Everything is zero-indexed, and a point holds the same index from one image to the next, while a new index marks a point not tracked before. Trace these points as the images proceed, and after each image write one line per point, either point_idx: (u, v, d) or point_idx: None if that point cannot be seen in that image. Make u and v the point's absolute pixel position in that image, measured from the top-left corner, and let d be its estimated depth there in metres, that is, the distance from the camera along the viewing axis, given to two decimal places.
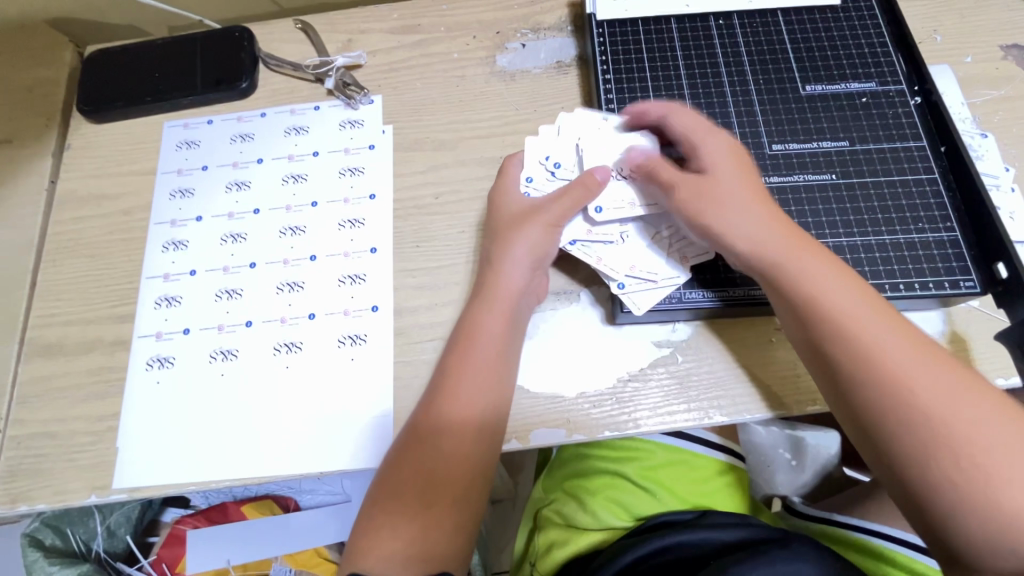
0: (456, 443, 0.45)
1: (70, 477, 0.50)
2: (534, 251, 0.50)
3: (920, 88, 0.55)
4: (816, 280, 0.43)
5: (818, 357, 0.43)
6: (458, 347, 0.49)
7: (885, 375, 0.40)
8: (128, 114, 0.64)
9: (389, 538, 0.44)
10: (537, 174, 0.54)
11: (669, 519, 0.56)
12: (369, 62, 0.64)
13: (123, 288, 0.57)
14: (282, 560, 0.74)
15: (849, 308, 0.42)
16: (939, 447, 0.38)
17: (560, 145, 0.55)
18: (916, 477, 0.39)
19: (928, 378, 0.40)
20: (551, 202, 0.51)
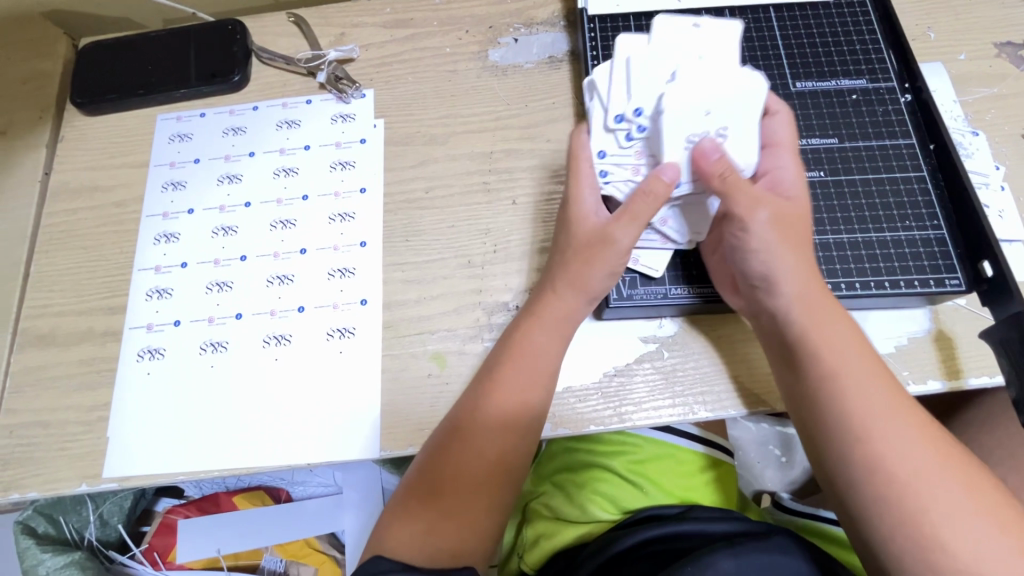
0: (494, 438, 0.46)
1: (61, 465, 0.51)
2: (598, 283, 0.48)
3: (911, 86, 0.55)
4: (817, 317, 0.45)
5: (796, 384, 0.45)
6: (506, 358, 0.48)
7: (850, 409, 0.42)
8: (121, 107, 0.64)
9: (417, 529, 0.44)
10: (609, 146, 0.49)
11: (654, 512, 0.56)
12: (361, 56, 0.65)
13: (115, 280, 0.58)
14: (272, 550, 0.76)
15: (840, 345, 0.44)
16: (884, 479, 0.40)
17: (639, 91, 0.47)
18: (863, 514, 0.41)
19: (897, 427, 0.41)
20: (620, 226, 0.47)
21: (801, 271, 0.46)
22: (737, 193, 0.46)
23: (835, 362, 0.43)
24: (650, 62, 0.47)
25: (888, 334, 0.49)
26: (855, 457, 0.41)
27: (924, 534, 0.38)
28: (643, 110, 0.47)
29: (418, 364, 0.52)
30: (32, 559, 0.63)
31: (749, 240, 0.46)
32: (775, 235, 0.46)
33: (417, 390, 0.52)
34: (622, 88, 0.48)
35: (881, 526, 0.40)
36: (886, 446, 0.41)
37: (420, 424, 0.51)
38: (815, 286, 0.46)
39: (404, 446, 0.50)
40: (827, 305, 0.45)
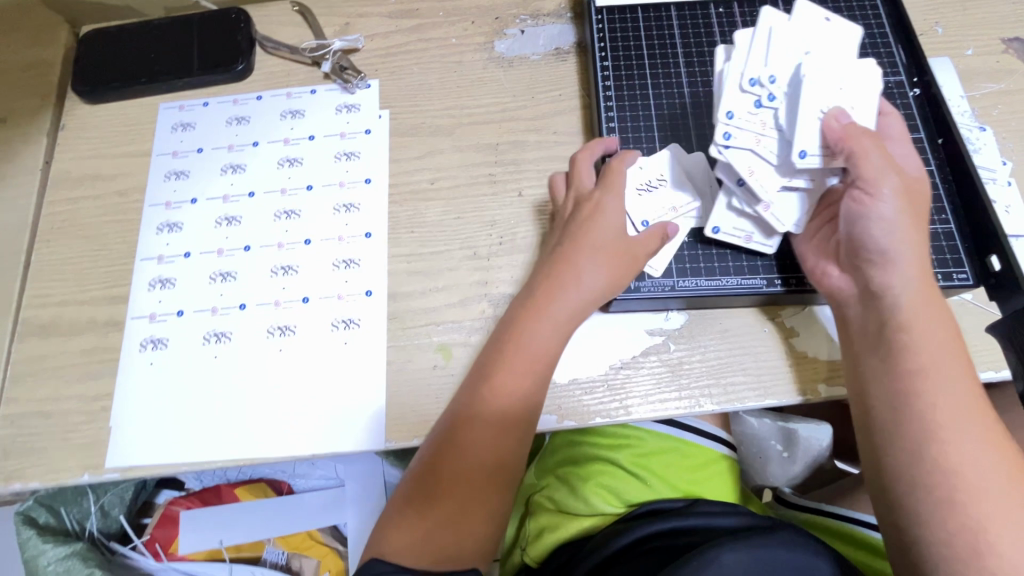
0: (488, 438, 0.45)
1: (63, 455, 0.51)
2: (609, 287, 0.49)
3: (919, 80, 0.55)
4: (920, 305, 0.42)
5: (878, 372, 0.42)
6: (505, 339, 0.47)
7: (938, 402, 0.39)
8: (123, 95, 0.63)
9: (414, 530, 0.44)
10: (738, 108, 0.47)
11: (659, 506, 0.56)
12: (366, 46, 0.64)
13: (117, 269, 0.57)
14: (273, 543, 0.75)
15: (942, 339, 0.41)
16: (946, 475, 0.38)
17: (777, 61, 0.47)
18: (908, 509, 0.39)
19: (979, 430, 0.39)
20: (641, 246, 0.49)
21: (912, 256, 0.42)
22: (871, 159, 0.43)
23: (936, 354, 0.41)
24: (789, 38, 0.48)
25: None
26: (930, 453, 0.39)
27: (979, 542, 0.37)
28: (778, 78, 0.47)
29: (423, 356, 0.52)
30: (33, 550, 0.63)
31: (865, 212, 0.43)
32: (897, 214, 0.43)
33: (423, 382, 0.51)
34: (757, 56, 0.48)
35: (928, 519, 0.38)
36: (962, 448, 0.38)
37: (426, 416, 0.50)
38: (923, 272, 0.43)
39: (409, 438, 0.50)
40: (929, 296, 0.42)
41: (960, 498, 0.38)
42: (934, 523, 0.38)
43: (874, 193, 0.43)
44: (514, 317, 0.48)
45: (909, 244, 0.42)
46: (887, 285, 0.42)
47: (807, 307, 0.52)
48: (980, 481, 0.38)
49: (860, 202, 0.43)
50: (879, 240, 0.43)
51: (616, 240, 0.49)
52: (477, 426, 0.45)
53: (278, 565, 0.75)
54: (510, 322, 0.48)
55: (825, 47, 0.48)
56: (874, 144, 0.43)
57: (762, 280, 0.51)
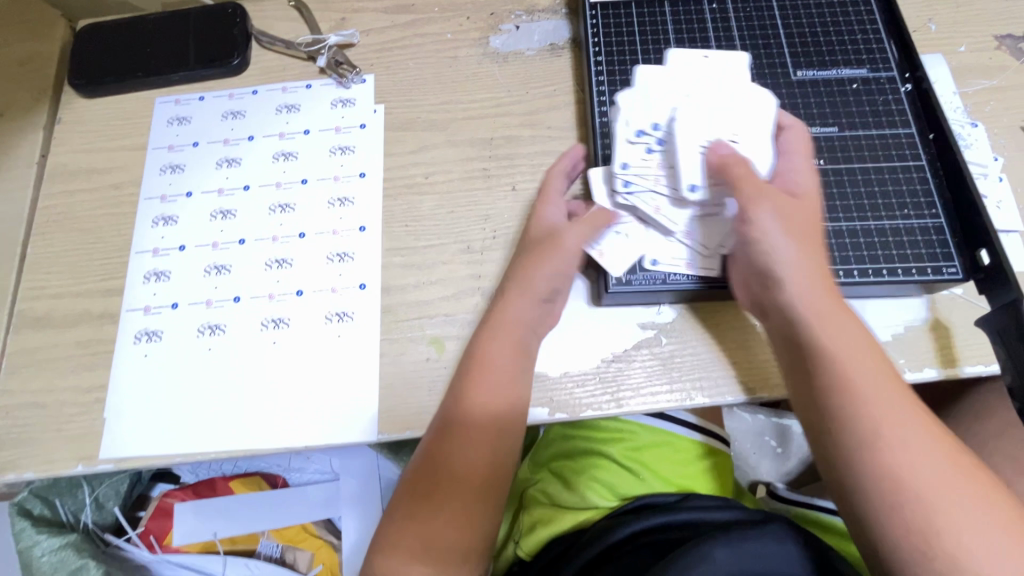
0: (473, 442, 0.46)
1: (57, 446, 0.51)
2: (552, 279, 0.49)
3: (911, 76, 0.55)
4: (826, 315, 0.44)
5: (806, 386, 0.44)
6: (466, 374, 0.48)
7: (858, 407, 0.41)
8: (119, 89, 0.64)
9: (411, 539, 0.45)
10: (633, 158, 0.51)
11: (652, 500, 0.56)
12: (361, 41, 0.64)
13: (112, 262, 0.57)
14: (268, 535, 0.76)
15: (853, 344, 0.43)
16: (883, 474, 0.40)
17: (655, 110, 0.52)
18: (866, 515, 0.40)
19: (906, 428, 0.41)
20: (572, 229, 0.50)
21: (809, 268, 0.45)
22: (748, 185, 0.47)
23: (848, 361, 0.43)
24: (666, 87, 0.53)
25: (881, 323, 0.50)
26: (867, 460, 0.41)
27: (931, 540, 0.38)
28: (658, 125, 0.52)
29: (416, 348, 0.52)
30: (27, 540, 0.62)
31: (757, 237, 0.46)
32: (783, 233, 0.46)
33: (415, 374, 0.52)
34: (640, 108, 0.53)
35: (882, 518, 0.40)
36: (893, 450, 0.40)
37: (418, 408, 0.51)
38: (820, 283, 0.45)
39: (401, 430, 0.50)
40: (833, 303, 0.45)
41: (907, 501, 0.39)
42: (892, 529, 0.39)
43: (759, 214, 0.46)
44: (476, 337, 0.49)
45: (800, 260, 0.45)
46: (791, 303, 0.45)
47: None
48: (920, 479, 0.39)
49: (751, 226, 0.46)
50: (777, 261, 0.45)
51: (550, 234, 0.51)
52: (463, 432, 0.46)
53: (272, 557, 0.75)
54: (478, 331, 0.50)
55: (702, 84, 0.53)
56: (748, 171, 0.48)
57: None
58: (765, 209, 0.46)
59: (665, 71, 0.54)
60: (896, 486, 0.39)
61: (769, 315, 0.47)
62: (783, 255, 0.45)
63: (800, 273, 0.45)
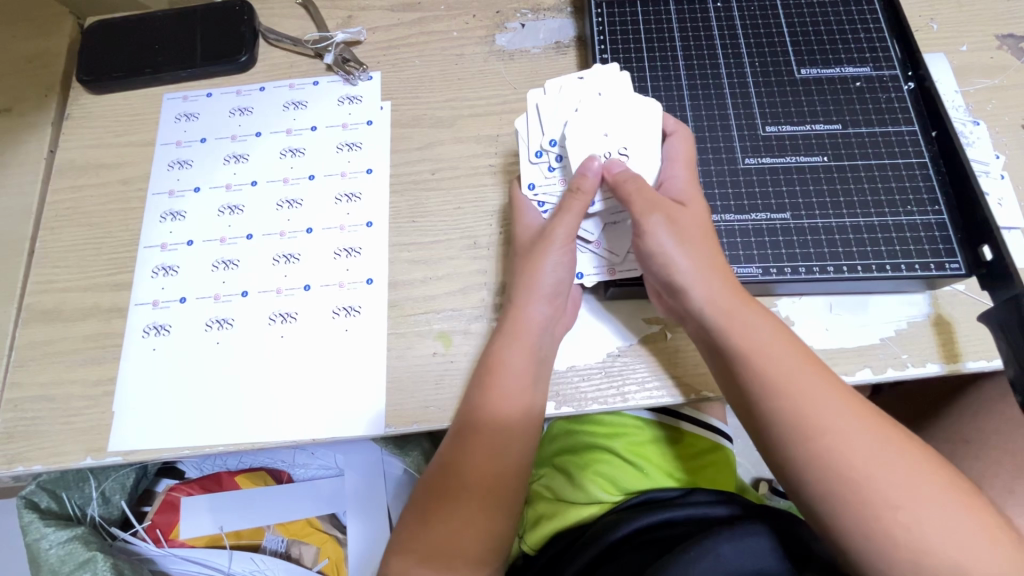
0: (486, 447, 0.47)
1: (65, 439, 0.51)
2: (547, 276, 0.49)
3: (914, 74, 0.56)
4: (730, 318, 0.45)
5: (736, 393, 0.45)
6: (481, 381, 0.48)
7: (785, 408, 0.42)
8: (127, 85, 0.64)
9: (424, 541, 0.46)
10: (536, 178, 0.53)
11: (655, 494, 0.56)
12: (368, 38, 0.65)
13: (121, 257, 0.58)
14: (274, 530, 0.77)
15: (757, 343, 0.44)
16: (825, 470, 0.40)
17: (549, 128, 0.52)
18: (818, 511, 0.40)
19: (827, 416, 0.41)
20: (559, 222, 0.49)
21: (711, 275, 0.46)
22: (637, 198, 0.47)
23: (764, 364, 0.43)
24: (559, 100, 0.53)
25: (885, 319, 0.50)
26: (803, 456, 0.41)
27: (882, 526, 0.38)
28: (555, 141, 0.52)
29: (423, 343, 0.53)
30: (35, 533, 0.63)
31: (653, 249, 0.46)
32: (677, 244, 0.46)
33: (422, 368, 0.52)
34: (536, 128, 0.53)
35: (842, 514, 0.39)
36: (827, 445, 0.40)
37: (424, 402, 0.51)
38: (722, 284, 0.46)
39: (408, 424, 0.50)
40: (735, 303, 0.45)
41: (850, 488, 0.39)
42: (845, 520, 0.39)
43: (650, 228, 0.46)
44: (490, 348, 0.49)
45: (699, 266, 0.46)
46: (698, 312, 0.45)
47: (805, 297, 0.52)
48: (853, 466, 0.40)
49: (647, 239, 0.47)
50: (678, 270, 0.46)
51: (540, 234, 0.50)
52: (474, 438, 0.47)
53: (278, 552, 0.76)
54: (489, 339, 0.51)
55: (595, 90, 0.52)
56: (637, 186, 0.47)
57: (758, 269, 0.50)
58: (658, 219, 0.46)
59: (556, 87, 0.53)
60: (835, 478, 0.40)
61: (685, 322, 0.48)
62: (682, 264, 0.46)
63: (705, 281, 0.45)
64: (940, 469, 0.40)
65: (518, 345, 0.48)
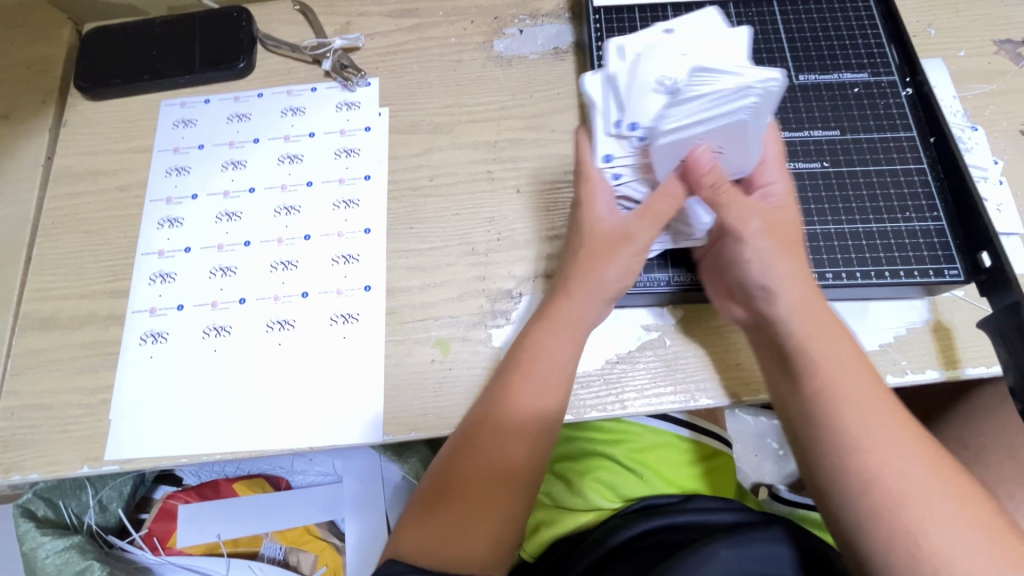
0: (517, 440, 0.46)
1: (62, 447, 0.51)
2: (611, 281, 0.48)
3: (912, 80, 0.56)
4: (816, 328, 0.44)
5: (786, 386, 0.45)
6: (518, 369, 0.47)
7: (835, 408, 0.42)
8: (125, 92, 0.64)
9: (433, 527, 0.44)
10: (615, 150, 0.47)
11: (656, 501, 0.56)
12: (366, 44, 0.65)
13: (117, 264, 0.57)
14: (272, 537, 0.76)
15: (833, 349, 0.43)
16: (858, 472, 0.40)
17: (636, 99, 0.45)
18: (840, 508, 0.40)
19: (877, 427, 0.41)
20: (641, 224, 0.47)
21: (798, 273, 0.45)
22: (727, 206, 0.45)
23: (825, 362, 0.43)
24: (649, 60, 0.45)
25: (883, 325, 0.50)
26: (840, 456, 0.41)
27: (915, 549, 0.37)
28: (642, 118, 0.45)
29: (421, 350, 0.53)
30: (31, 542, 0.62)
31: (744, 253, 0.46)
32: (769, 248, 0.45)
33: (420, 376, 0.52)
34: (616, 98, 0.46)
35: (865, 517, 0.39)
36: (872, 453, 0.40)
37: (422, 410, 0.51)
38: (807, 287, 0.45)
39: (407, 431, 0.50)
40: (820, 307, 0.45)
41: (876, 494, 0.39)
42: (874, 533, 0.39)
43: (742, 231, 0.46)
44: (531, 336, 0.48)
45: (788, 274, 0.45)
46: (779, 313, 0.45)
47: None
48: (886, 473, 0.39)
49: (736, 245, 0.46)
50: (769, 277, 0.45)
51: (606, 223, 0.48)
52: (505, 427, 0.46)
53: (275, 559, 0.76)
54: (529, 324, 0.49)
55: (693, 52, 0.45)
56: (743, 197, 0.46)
57: None
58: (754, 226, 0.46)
59: (643, 45, 0.46)
60: (870, 490, 0.39)
61: (755, 320, 0.47)
62: (775, 271, 0.45)
63: (793, 278, 0.45)
64: (975, 496, 0.39)
65: (572, 346, 0.48)
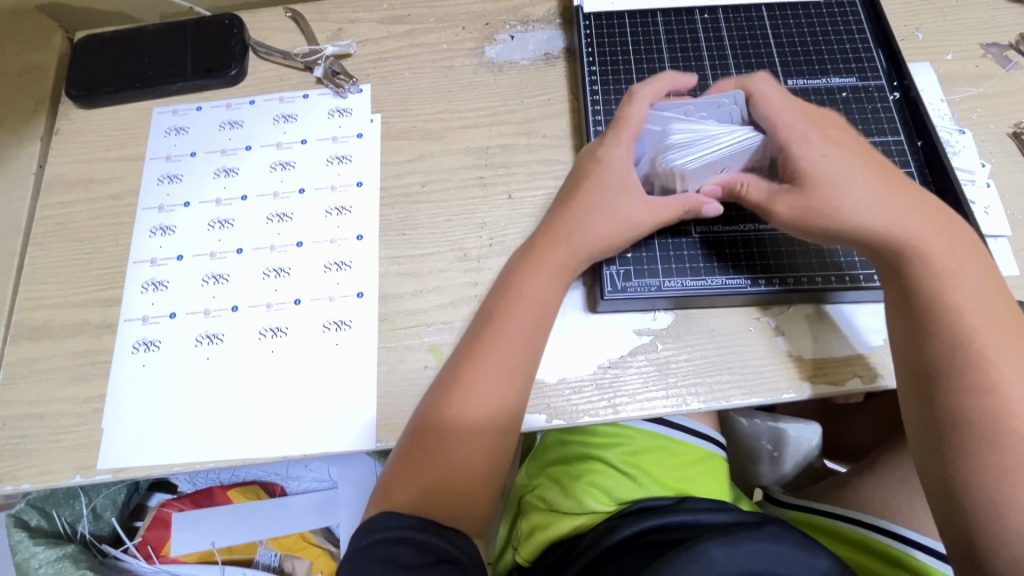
0: (476, 436, 0.45)
1: (55, 457, 0.51)
2: (589, 237, 0.49)
3: (899, 84, 0.57)
4: (941, 262, 0.44)
5: (904, 321, 0.45)
6: (501, 307, 0.48)
7: (968, 342, 0.42)
8: (116, 100, 0.64)
9: (426, 475, 0.45)
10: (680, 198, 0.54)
11: (650, 504, 0.56)
12: (358, 51, 0.65)
13: (109, 272, 0.58)
14: (267, 544, 0.77)
15: (967, 288, 0.44)
16: (982, 407, 0.41)
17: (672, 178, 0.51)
18: (951, 444, 0.42)
19: (1011, 368, 0.41)
20: (641, 208, 0.49)
21: (912, 209, 0.46)
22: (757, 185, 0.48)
23: (953, 298, 0.43)
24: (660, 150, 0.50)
25: (868, 329, 0.51)
26: (966, 390, 0.42)
27: (1003, 482, 0.40)
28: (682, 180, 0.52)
29: (414, 356, 0.53)
30: (24, 552, 0.62)
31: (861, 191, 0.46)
32: (876, 187, 0.46)
33: (413, 381, 0.52)
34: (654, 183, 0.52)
35: (976, 453, 0.41)
36: (998, 389, 0.41)
37: None
38: (915, 221, 0.45)
39: (399, 437, 0.50)
40: (940, 239, 0.45)
41: (994, 427, 0.41)
42: (976, 463, 0.41)
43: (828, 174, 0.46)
44: (515, 279, 0.49)
45: (900, 212, 0.45)
46: (892, 248, 0.45)
47: (793, 306, 0.52)
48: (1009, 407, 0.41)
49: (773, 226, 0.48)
50: (860, 224, 0.45)
51: (601, 174, 0.50)
52: (459, 418, 0.45)
53: (271, 566, 0.76)
54: (514, 268, 0.50)
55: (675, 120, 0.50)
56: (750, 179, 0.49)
57: (746, 280, 0.52)
58: (795, 199, 0.46)
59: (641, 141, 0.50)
60: (988, 423, 0.41)
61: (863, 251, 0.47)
62: (853, 223, 0.45)
63: (906, 213, 0.45)
64: None
65: (548, 314, 0.49)
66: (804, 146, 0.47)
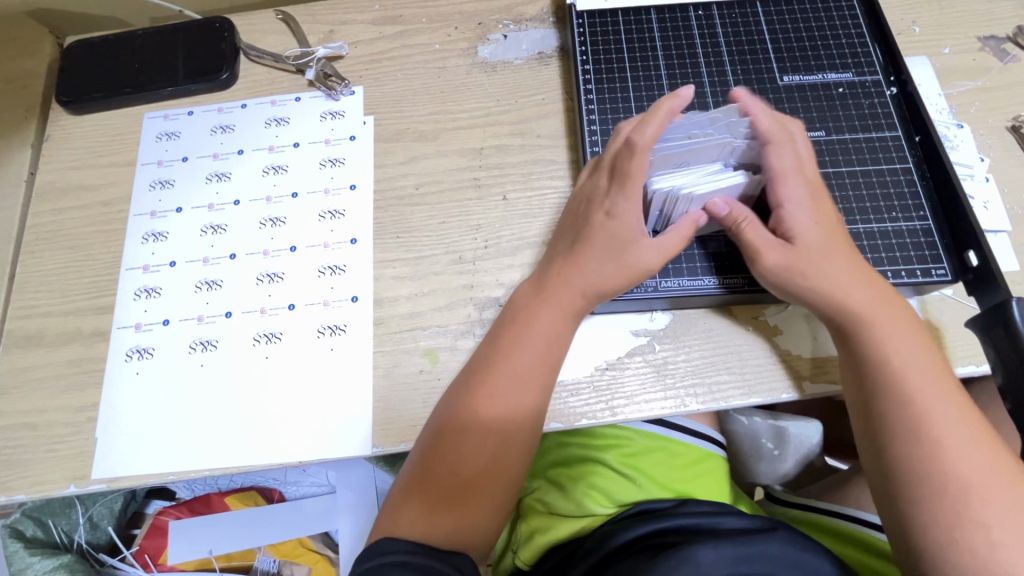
0: (470, 463, 0.45)
1: (49, 468, 0.50)
2: (598, 281, 0.48)
3: (896, 79, 0.56)
4: (883, 321, 0.44)
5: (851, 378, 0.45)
6: (510, 336, 0.48)
7: (909, 403, 0.42)
8: (107, 105, 0.63)
9: (430, 497, 0.44)
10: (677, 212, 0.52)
11: (650, 506, 0.55)
12: (350, 53, 0.64)
13: (102, 280, 0.57)
14: (266, 551, 0.76)
15: (908, 348, 0.44)
16: (926, 468, 0.41)
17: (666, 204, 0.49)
18: (902, 502, 0.41)
19: (953, 430, 0.41)
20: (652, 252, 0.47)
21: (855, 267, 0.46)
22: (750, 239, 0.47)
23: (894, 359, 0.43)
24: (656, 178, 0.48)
25: None
26: (909, 450, 0.42)
27: (956, 536, 0.39)
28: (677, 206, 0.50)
29: (410, 360, 0.52)
30: (19, 563, 0.64)
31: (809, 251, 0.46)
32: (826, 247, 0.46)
33: (409, 386, 0.51)
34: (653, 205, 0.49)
35: (925, 512, 0.40)
36: (940, 449, 0.41)
37: (412, 421, 0.50)
38: (864, 283, 0.45)
39: (397, 442, 0.50)
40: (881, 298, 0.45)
41: (938, 486, 0.40)
42: (925, 510, 0.40)
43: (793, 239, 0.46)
44: (517, 317, 0.49)
45: (853, 270, 0.46)
46: (837, 307, 0.45)
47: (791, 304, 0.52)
48: (956, 470, 0.40)
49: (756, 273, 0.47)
50: (817, 279, 0.45)
51: (605, 218, 0.48)
52: (452, 443, 0.45)
53: (270, 572, 0.76)
54: (516, 313, 0.49)
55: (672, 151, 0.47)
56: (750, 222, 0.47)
57: (744, 279, 0.51)
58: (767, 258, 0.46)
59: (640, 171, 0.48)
60: (938, 487, 0.40)
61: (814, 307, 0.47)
62: (811, 278, 0.45)
63: (851, 273, 0.45)
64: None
65: (555, 349, 0.48)
66: (791, 207, 0.46)
